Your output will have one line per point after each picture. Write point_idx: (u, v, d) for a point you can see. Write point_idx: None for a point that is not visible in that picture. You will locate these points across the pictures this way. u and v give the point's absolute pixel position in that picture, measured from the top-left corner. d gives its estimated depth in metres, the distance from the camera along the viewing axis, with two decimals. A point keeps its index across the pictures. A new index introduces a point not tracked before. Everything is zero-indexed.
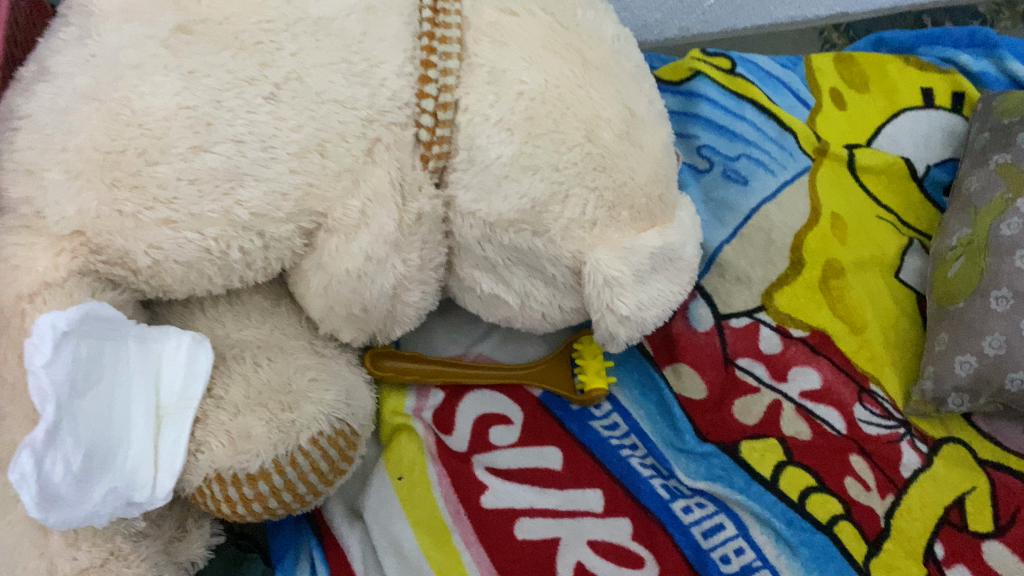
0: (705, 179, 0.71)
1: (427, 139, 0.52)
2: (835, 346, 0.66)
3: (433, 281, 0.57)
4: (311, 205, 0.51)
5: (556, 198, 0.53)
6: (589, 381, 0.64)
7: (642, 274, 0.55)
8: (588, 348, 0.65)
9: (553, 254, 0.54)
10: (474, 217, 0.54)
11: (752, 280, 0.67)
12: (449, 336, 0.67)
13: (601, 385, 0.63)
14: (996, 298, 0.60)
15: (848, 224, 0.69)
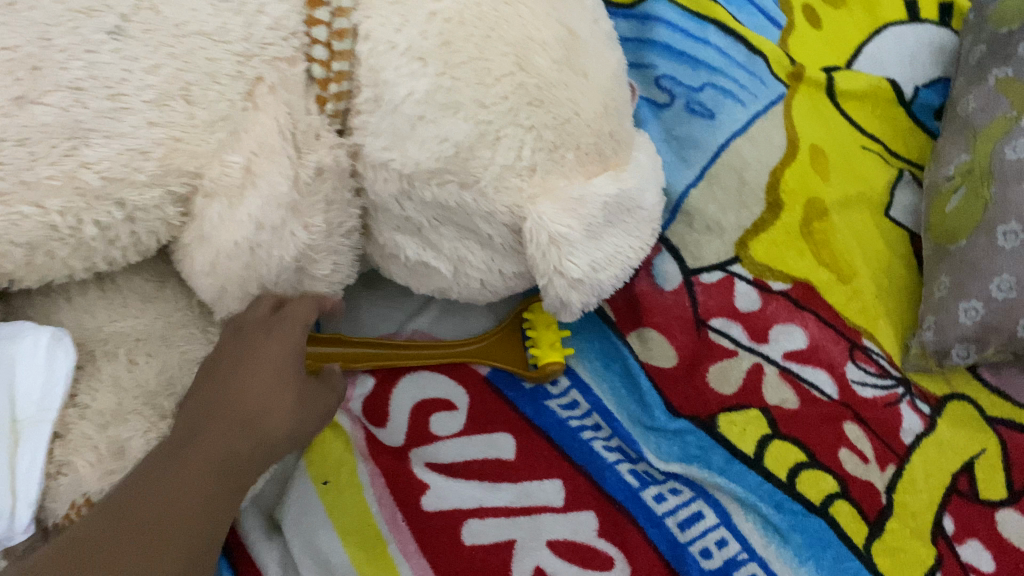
0: (665, 114, 0.61)
1: (322, 76, 0.43)
2: (821, 299, 0.57)
3: (347, 250, 0.48)
4: (180, 164, 0.42)
5: (485, 140, 0.43)
6: (544, 354, 0.55)
7: (595, 229, 0.46)
8: (541, 317, 0.56)
9: (486, 210, 0.45)
10: (387, 169, 0.44)
11: (724, 228, 0.58)
12: (377, 312, 0.58)
13: (556, 359, 0.55)
14: (1003, 234, 0.52)
15: (830, 158, 0.61)
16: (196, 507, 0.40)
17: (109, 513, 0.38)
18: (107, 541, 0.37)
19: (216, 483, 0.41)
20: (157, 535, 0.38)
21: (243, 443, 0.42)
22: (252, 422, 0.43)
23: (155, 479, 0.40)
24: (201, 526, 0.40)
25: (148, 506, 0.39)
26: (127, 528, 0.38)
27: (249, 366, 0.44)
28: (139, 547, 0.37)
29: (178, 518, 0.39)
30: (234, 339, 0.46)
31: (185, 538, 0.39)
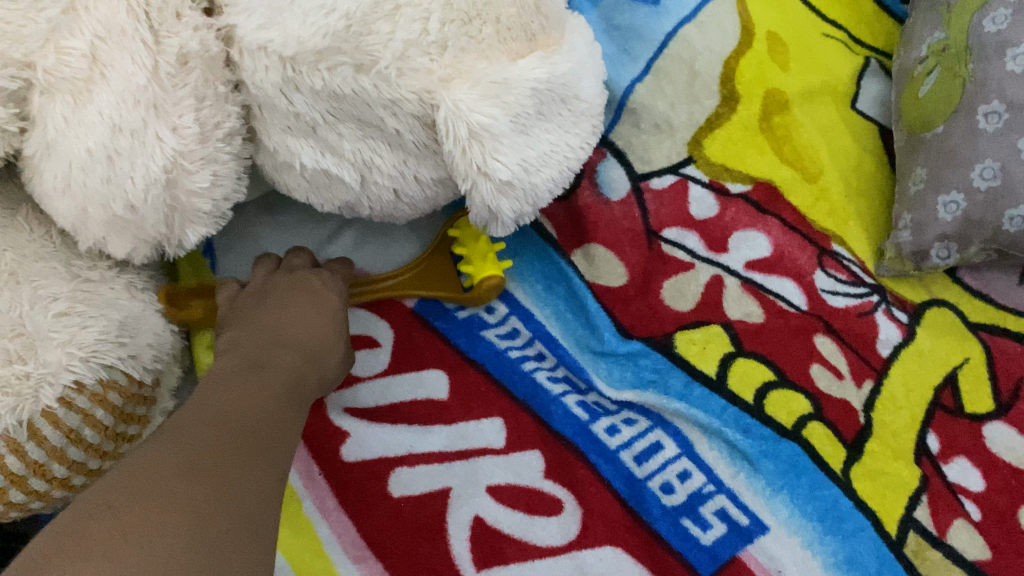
0: (605, 1, 0.53)
1: None
2: (785, 201, 0.51)
3: (228, 160, 0.40)
4: (4, 51, 0.35)
5: (381, 11, 0.36)
6: (481, 272, 0.47)
7: (523, 120, 0.39)
8: (468, 229, 0.48)
9: (389, 99, 0.37)
10: (266, 53, 0.37)
11: (674, 127, 0.52)
12: (283, 243, 0.50)
13: (494, 273, 0.47)
14: (985, 116, 0.46)
15: (789, 46, 0.54)
16: (285, 417, 0.34)
17: (199, 410, 0.31)
18: (213, 427, 0.30)
19: (295, 401, 0.36)
20: (260, 427, 0.32)
21: (310, 371, 0.39)
22: (312, 353, 0.40)
23: (239, 386, 0.34)
24: (291, 437, 0.34)
25: (239, 403, 0.32)
26: (228, 418, 0.31)
27: (303, 305, 0.42)
28: (250, 434, 0.31)
29: (272, 419, 0.33)
30: (279, 284, 0.43)
31: (284, 439, 0.33)
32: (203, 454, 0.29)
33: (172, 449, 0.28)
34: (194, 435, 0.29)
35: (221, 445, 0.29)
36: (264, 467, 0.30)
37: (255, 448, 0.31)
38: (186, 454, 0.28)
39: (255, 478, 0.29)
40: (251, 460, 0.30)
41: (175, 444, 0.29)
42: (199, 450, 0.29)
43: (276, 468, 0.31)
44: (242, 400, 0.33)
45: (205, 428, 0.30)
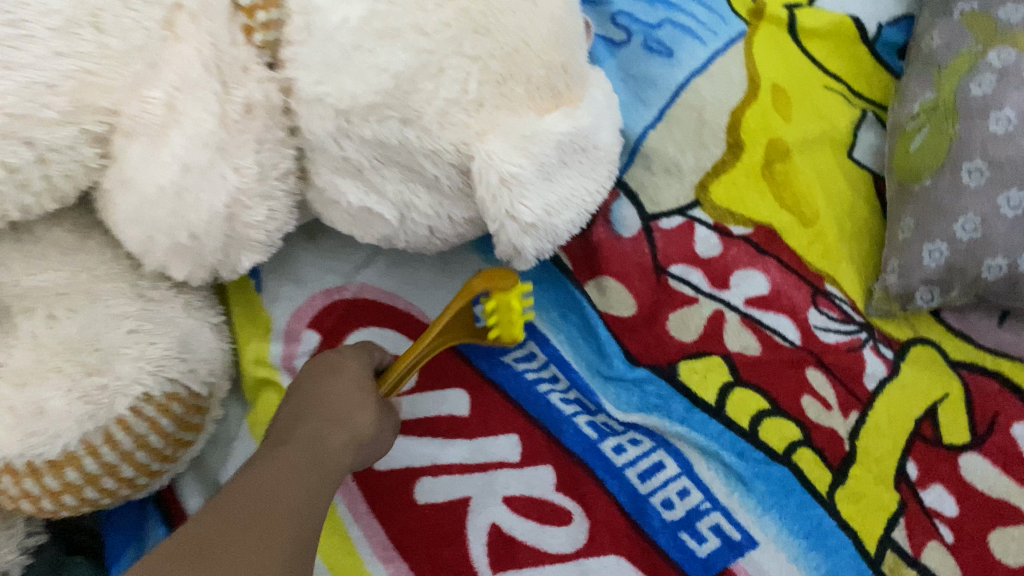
0: (623, 53, 0.58)
1: (250, 3, 0.41)
2: (783, 243, 0.56)
3: (282, 196, 0.45)
4: (93, 100, 0.39)
5: (427, 71, 0.41)
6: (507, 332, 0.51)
7: (548, 169, 0.44)
8: (502, 301, 0.49)
9: (430, 148, 0.42)
10: (322, 104, 0.41)
11: (683, 170, 0.56)
12: (322, 266, 0.54)
13: (516, 336, 0.51)
14: (968, 172, 0.50)
15: (792, 97, 0.58)
16: (303, 490, 0.38)
17: (221, 498, 0.37)
18: (222, 514, 0.35)
19: (317, 473, 0.40)
20: (275, 506, 0.36)
21: (331, 439, 0.42)
22: (327, 422, 0.43)
23: (260, 471, 0.39)
24: (308, 507, 0.38)
25: (256, 488, 0.37)
26: (241, 503, 0.36)
27: (329, 379, 0.45)
28: (254, 513, 0.35)
29: (285, 494, 0.37)
30: (312, 361, 0.47)
31: (298, 511, 0.37)
32: (202, 545, 0.34)
33: (183, 541, 0.34)
34: (202, 524, 0.35)
35: (227, 532, 0.34)
36: (262, 541, 0.34)
37: (258, 524, 0.35)
38: (182, 549, 0.33)
39: (249, 555, 0.33)
40: (250, 538, 0.34)
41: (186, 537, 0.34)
42: (202, 540, 0.34)
43: (286, 535, 0.36)
44: (255, 484, 0.37)
45: (215, 517, 0.35)
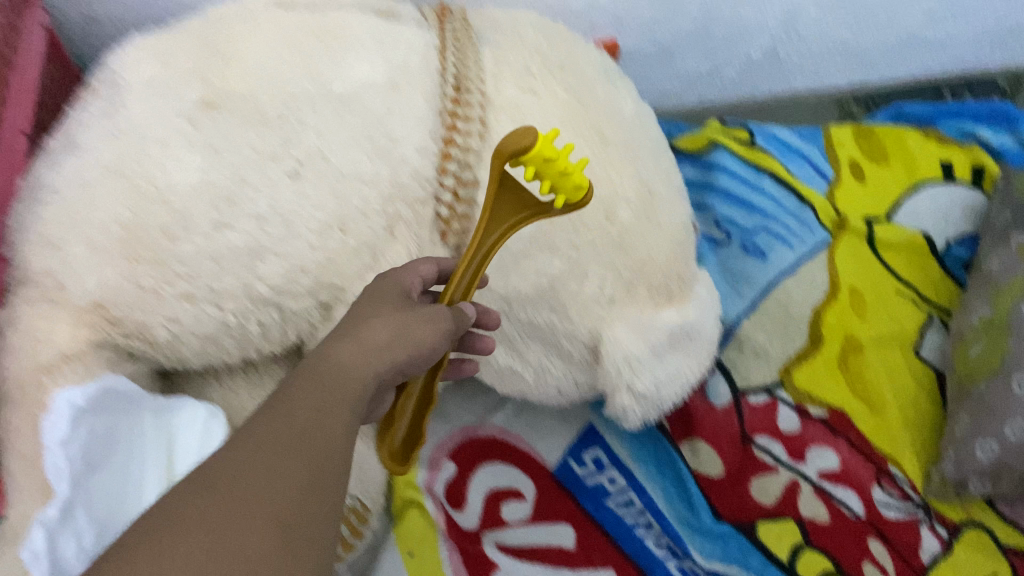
0: (723, 251, 0.71)
1: (447, 215, 0.53)
2: (853, 426, 0.64)
3: (448, 355, 0.58)
4: (329, 280, 0.51)
5: (575, 274, 0.53)
6: (569, 197, 0.47)
7: (659, 351, 0.55)
8: (563, 181, 0.46)
9: (570, 330, 0.54)
10: (491, 293, 0.53)
11: (770, 354, 0.66)
12: (462, 407, 0.66)
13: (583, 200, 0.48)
14: (1019, 382, 0.59)
15: (867, 299, 0.68)
16: (306, 426, 0.33)
17: (203, 472, 0.31)
18: (199, 491, 0.30)
19: (338, 398, 0.36)
20: (265, 469, 0.31)
21: (352, 372, 0.37)
22: (341, 364, 0.37)
23: (247, 433, 0.33)
24: (319, 454, 0.33)
25: (242, 456, 0.32)
26: (220, 481, 0.30)
27: (368, 310, 0.41)
28: (239, 482, 0.30)
29: (275, 458, 0.32)
30: (355, 305, 0.43)
31: (297, 453, 0.32)
32: (174, 526, 0.29)
33: (159, 520, 0.29)
34: (173, 509, 0.30)
35: (197, 516, 0.29)
36: (246, 514, 0.29)
37: (238, 498, 0.30)
38: (157, 527, 0.29)
39: (228, 535, 0.29)
40: (231, 514, 0.29)
41: (151, 529, 0.29)
42: (174, 520, 0.29)
43: (275, 504, 0.30)
44: (240, 449, 0.32)
45: (187, 503, 0.30)
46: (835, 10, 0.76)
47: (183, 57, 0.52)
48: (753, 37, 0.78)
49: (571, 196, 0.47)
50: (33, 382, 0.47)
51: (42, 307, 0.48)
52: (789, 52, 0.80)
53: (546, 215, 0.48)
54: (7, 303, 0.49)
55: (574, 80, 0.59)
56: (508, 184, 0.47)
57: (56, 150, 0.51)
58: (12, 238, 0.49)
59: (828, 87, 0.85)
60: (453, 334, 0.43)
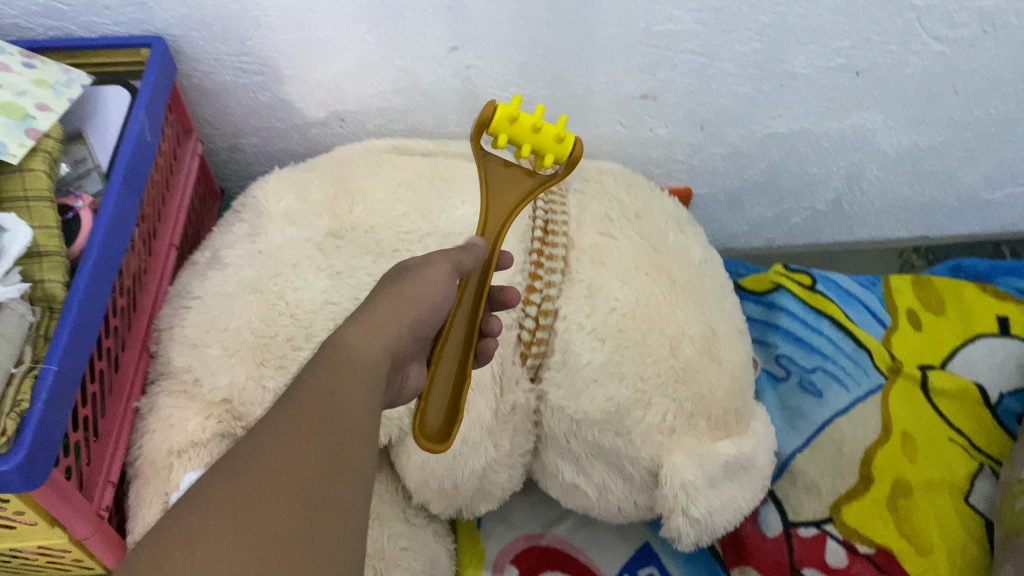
0: (782, 388, 0.76)
1: (528, 340, 0.59)
2: (900, 566, 0.66)
3: (520, 465, 0.63)
4: None
5: (639, 403, 0.59)
6: (557, 152, 0.50)
7: (714, 480, 0.59)
8: (541, 136, 0.50)
9: (632, 454, 0.59)
10: (563, 411, 0.60)
11: (821, 490, 0.70)
12: (529, 516, 0.71)
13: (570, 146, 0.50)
14: None
15: (918, 444, 0.71)
16: (325, 410, 0.35)
17: (228, 462, 0.33)
18: (224, 480, 0.32)
19: (354, 366, 0.38)
20: (287, 454, 0.33)
21: (362, 353, 0.39)
22: (352, 346, 0.39)
23: (283, 406, 0.35)
24: (339, 435, 0.35)
25: (267, 442, 0.33)
26: (246, 470, 0.32)
27: (376, 292, 0.45)
28: (264, 471, 0.32)
29: (297, 441, 0.33)
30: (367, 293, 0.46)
31: (319, 434, 0.34)
32: (203, 518, 0.30)
33: (188, 513, 0.30)
34: (201, 501, 0.31)
35: (225, 502, 0.31)
36: (273, 501, 0.31)
37: (265, 485, 0.31)
38: (185, 521, 0.30)
39: (256, 521, 0.30)
40: (258, 502, 0.31)
41: (181, 521, 0.30)
42: (203, 513, 0.30)
43: (301, 489, 0.32)
44: (265, 436, 0.33)
45: (215, 494, 0.31)
46: (895, 172, 0.84)
47: (316, 191, 0.62)
48: (818, 191, 0.86)
49: (560, 152, 0.50)
50: (164, 463, 0.54)
51: (178, 397, 0.56)
52: (853, 205, 0.88)
53: (543, 184, 0.51)
54: (149, 393, 0.57)
55: (649, 227, 0.66)
56: (499, 169, 0.52)
57: (203, 263, 0.60)
58: (161, 337, 0.58)
59: (887, 237, 0.94)
60: (455, 274, 0.46)
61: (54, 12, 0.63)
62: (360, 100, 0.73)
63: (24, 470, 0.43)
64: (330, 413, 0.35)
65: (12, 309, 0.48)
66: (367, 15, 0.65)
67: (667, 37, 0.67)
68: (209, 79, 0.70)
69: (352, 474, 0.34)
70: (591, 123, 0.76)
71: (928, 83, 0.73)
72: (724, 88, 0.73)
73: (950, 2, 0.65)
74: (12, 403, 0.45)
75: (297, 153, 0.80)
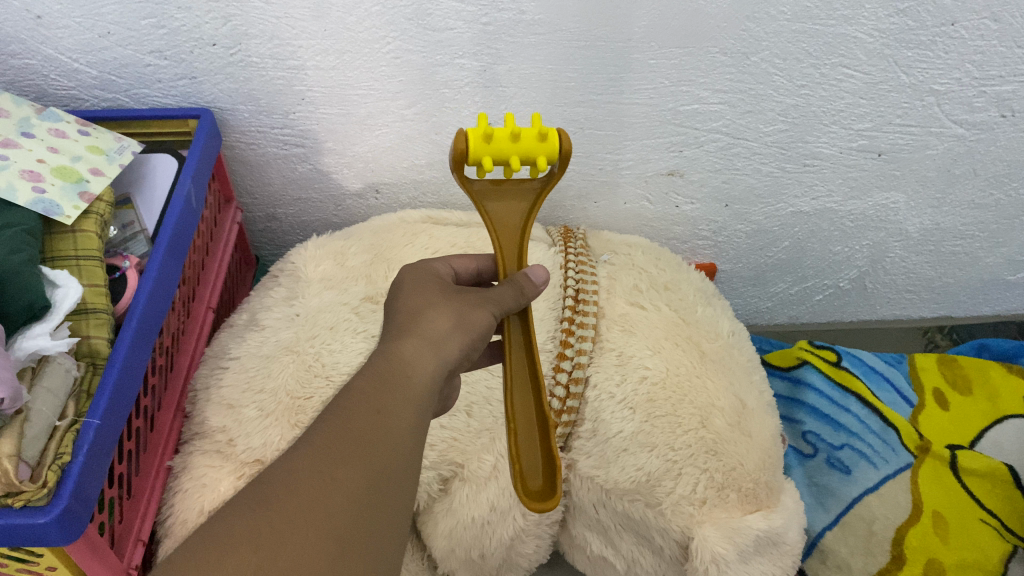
0: (809, 463, 0.76)
1: (558, 408, 0.60)
2: None
3: (547, 535, 0.63)
4: (452, 456, 0.58)
5: (670, 473, 0.58)
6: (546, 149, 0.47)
7: (746, 554, 0.57)
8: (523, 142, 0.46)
9: (663, 525, 0.58)
10: (592, 480, 0.60)
11: (852, 569, 0.69)
12: None
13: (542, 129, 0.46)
14: None
15: (950, 523, 0.70)
16: (367, 432, 0.34)
17: (261, 484, 0.32)
18: (253, 505, 0.30)
19: (409, 384, 0.38)
20: (323, 481, 0.32)
21: (417, 367, 0.39)
22: (404, 362, 0.38)
23: (322, 426, 0.34)
24: (380, 458, 0.34)
25: (304, 465, 0.32)
26: (277, 495, 0.31)
27: (429, 296, 0.43)
28: (296, 500, 0.31)
29: (332, 467, 0.32)
30: (405, 297, 0.44)
31: (359, 459, 0.33)
32: (226, 542, 0.29)
33: (209, 537, 0.29)
34: (227, 523, 0.30)
35: (246, 528, 0.29)
36: (304, 530, 0.30)
37: (297, 514, 0.30)
38: (212, 540, 0.29)
39: (281, 551, 0.29)
40: (286, 531, 0.30)
41: (201, 544, 0.29)
42: (225, 538, 0.29)
43: (333, 521, 0.31)
44: (300, 458, 0.33)
45: (243, 517, 0.30)
46: (917, 252, 0.85)
47: (354, 259, 0.65)
48: (841, 270, 0.87)
49: (548, 150, 0.47)
50: (194, 523, 0.54)
51: (211, 457, 0.56)
52: (876, 284, 0.89)
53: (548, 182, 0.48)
54: (183, 452, 0.58)
55: (678, 299, 0.68)
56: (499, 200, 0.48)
57: (240, 325, 0.62)
58: (197, 398, 0.59)
59: (909, 315, 0.94)
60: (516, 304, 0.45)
61: (109, 84, 0.66)
62: (397, 174, 0.76)
63: (62, 523, 0.43)
64: (374, 439, 0.34)
65: (58, 361, 0.49)
66: (408, 92, 0.67)
67: (694, 117, 0.70)
68: (251, 151, 0.73)
69: (389, 508, 0.33)
70: (619, 198, 0.78)
71: (949, 165, 0.74)
72: (749, 166, 0.75)
73: (969, 88, 0.67)
74: (53, 456, 0.45)
75: (331, 224, 0.82)
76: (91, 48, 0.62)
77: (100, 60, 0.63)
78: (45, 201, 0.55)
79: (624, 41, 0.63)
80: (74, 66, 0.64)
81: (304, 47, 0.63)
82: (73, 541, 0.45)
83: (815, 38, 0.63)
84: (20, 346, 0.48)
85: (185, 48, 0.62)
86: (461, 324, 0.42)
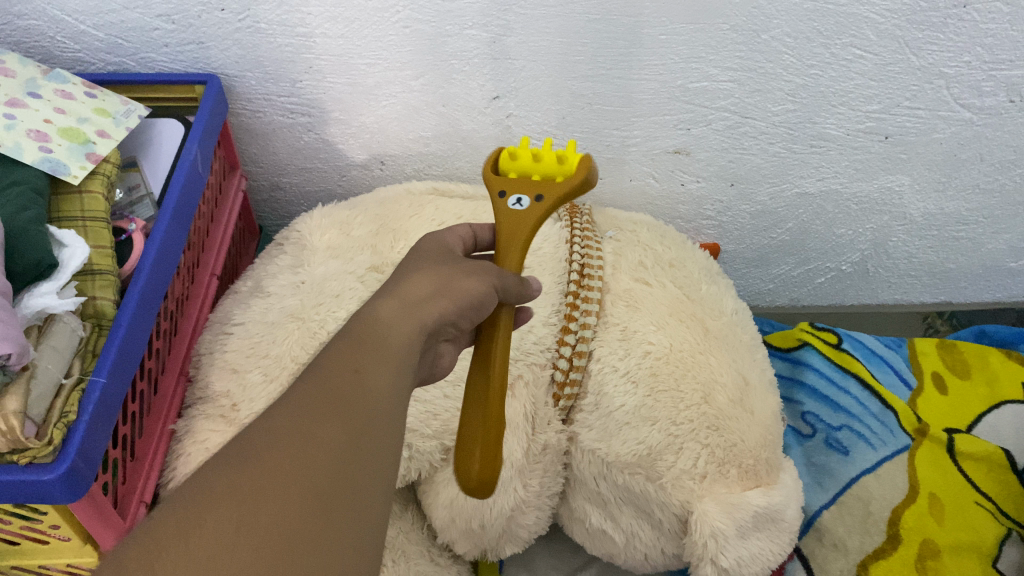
0: (808, 444, 0.77)
1: (561, 380, 0.60)
2: None
3: (547, 508, 0.63)
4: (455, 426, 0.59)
5: (670, 448, 0.58)
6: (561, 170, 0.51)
7: (745, 529, 0.57)
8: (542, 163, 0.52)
9: (663, 499, 0.58)
10: (594, 454, 0.60)
11: (849, 548, 0.68)
12: (550, 563, 0.71)
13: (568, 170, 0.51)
14: None
15: (946, 505, 0.70)
16: (343, 393, 0.34)
17: (240, 443, 0.31)
18: (231, 465, 0.30)
19: (387, 348, 0.38)
20: (302, 436, 0.32)
21: (395, 331, 0.39)
22: (382, 323, 0.38)
23: (299, 390, 0.34)
24: (360, 416, 0.34)
25: (282, 425, 0.32)
26: (257, 452, 0.31)
27: (416, 265, 0.44)
28: (275, 456, 0.31)
29: (310, 423, 0.32)
30: (398, 269, 0.45)
31: (334, 418, 0.33)
32: (208, 498, 0.29)
33: (188, 496, 0.29)
34: (210, 480, 0.29)
35: (225, 486, 0.29)
36: (284, 486, 0.30)
37: (276, 471, 0.30)
38: (193, 499, 0.29)
39: (262, 506, 0.29)
40: (266, 487, 0.29)
41: (183, 502, 0.29)
42: (205, 496, 0.29)
43: (315, 472, 0.31)
44: (278, 419, 0.32)
45: (224, 476, 0.30)
46: (920, 237, 0.85)
47: (360, 229, 0.64)
48: (844, 253, 0.87)
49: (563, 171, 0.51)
50: None
51: (214, 421, 0.56)
52: (878, 267, 0.90)
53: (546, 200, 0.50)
54: (185, 416, 0.58)
55: (683, 276, 0.68)
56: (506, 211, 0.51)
57: (244, 292, 0.62)
58: (201, 362, 0.59)
59: (910, 300, 0.95)
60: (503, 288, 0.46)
61: (115, 48, 0.65)
62: (404, 144, 0.76)
63: (66, 482, 0.43)
64: (351, 400, 0.34)
65: (64, 320, 0.49)
66: (416, 63, 0.67)
67: (702, 94, 0.69)
68: (257, 119, 0.72)
69: (373, 461, 0.33)
70: (625, 175, 0.78)
71: (956, 149, 0.74)
72: (756, 145, 0.74)
73: (979, 71, 0.67)
74: (58, 414, 0.45)
75: (336, 194, 0.82)
76: (98, 11, 0.62)
77: (106, 23, 0.63)
78: (51, 160, 0.55)
79: (634, 16, 0.63)
80: (81, 28, 0.63)
81: (314, 14, 0.63)
82: (77, 501, 0.45)
83: (827, 17, 0.63)
84: (26, 304, 0.48)
85: (193, 12, 0.62)
86: (444, 293, 0.42)
